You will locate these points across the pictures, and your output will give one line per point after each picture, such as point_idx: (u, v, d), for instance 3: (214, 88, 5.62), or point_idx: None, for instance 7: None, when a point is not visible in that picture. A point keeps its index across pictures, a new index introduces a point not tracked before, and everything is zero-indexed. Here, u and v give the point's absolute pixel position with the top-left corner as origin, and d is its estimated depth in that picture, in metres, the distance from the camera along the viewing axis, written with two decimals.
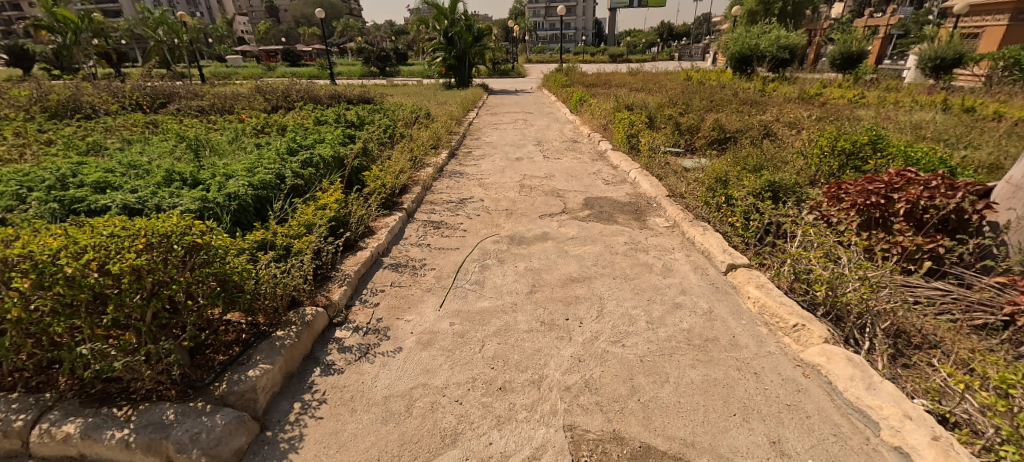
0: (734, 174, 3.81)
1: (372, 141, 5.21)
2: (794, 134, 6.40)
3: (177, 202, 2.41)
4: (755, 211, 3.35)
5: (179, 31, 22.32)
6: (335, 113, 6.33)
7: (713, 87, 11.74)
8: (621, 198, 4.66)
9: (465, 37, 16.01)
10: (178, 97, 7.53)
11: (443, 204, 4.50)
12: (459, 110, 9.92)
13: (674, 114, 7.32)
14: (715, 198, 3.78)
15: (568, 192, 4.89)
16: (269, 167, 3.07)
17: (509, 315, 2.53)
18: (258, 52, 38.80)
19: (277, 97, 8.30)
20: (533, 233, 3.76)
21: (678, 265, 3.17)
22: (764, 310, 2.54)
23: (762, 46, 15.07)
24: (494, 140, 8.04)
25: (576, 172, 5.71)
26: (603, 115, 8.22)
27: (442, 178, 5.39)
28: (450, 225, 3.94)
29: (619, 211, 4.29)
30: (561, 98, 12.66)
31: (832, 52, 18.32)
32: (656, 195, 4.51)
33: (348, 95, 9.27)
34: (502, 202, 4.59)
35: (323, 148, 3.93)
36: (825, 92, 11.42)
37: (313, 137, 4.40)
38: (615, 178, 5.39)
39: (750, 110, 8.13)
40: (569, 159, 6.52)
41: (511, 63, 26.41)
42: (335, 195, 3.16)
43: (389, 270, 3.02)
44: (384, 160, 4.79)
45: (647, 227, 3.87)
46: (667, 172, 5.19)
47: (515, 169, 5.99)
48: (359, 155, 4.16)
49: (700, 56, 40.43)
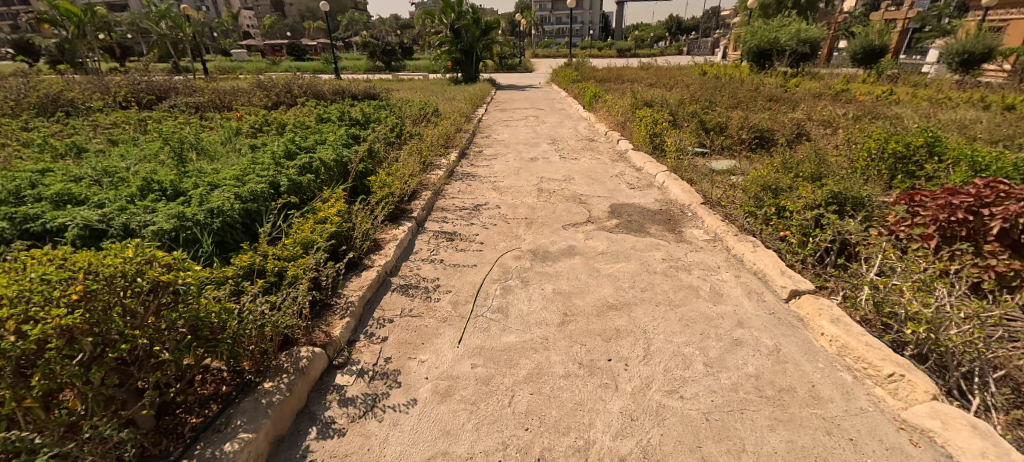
0: (783, 182, 3.39)
1: (378, 140, 4.82)
2: (830, 134, 5.96)
3: (148, 219, 2.05)
4: (814, 226, 2.93)
5: (183, 25, 21.97)
6: (339, 110, 5.94)
7: (732, 83, 11.24)
8: (650, 205, 4.24)
9: (473, 31, 15.55)
10: (173, 93, 7.15)
11: (456, 211, 4.12)
12: (468, 106, 9.51)
13: (699, 112, 6.87)
14: (762, 209, 3.36)
15: (591, 198, 4.48)
16: (262, 175, 2.69)
17: (541, 354, 2.15)
18: (263, 47, 38.46)
19: (277, 93, 7.91)
20: (556, 247, 3.37)
21: (728, 288, 2.76)
22: (844, 351, 2.13)
23: (781, 39, 14.50)
24: (505, 139, 7.61)
25: (597, 175, 5.30)
26: (621, 111, 7.78)
27: (453, 181, 4.99)
28: (464, 237, 3.55)
29: (650, 221, 3.87)
30: (573, 93, 12.20)
31: (853, 46, 17.69)
32: (690, 202, 4.09)
33: (352, 90, 8.86)
34: (520, 209, 4.19)
35: (325, 150, 3.55)
36: (850, 88, 10.89)
37: (314, 137, 4.02)
38: (641, 181, 4.97)
39: (778, 107, 7.67)
40: (587, 160, 6.10)
41: (519, 57, 25.91)
42: (337, 207, 2.78)
43: (397, 293, 2.64)
44: (391, 163, 4.40)
45: (684, 241, 3.45)
46: (698, 176, 4.77)
47: (530, 171, 5.59)
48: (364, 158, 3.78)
49: (710, 50, 39.76)
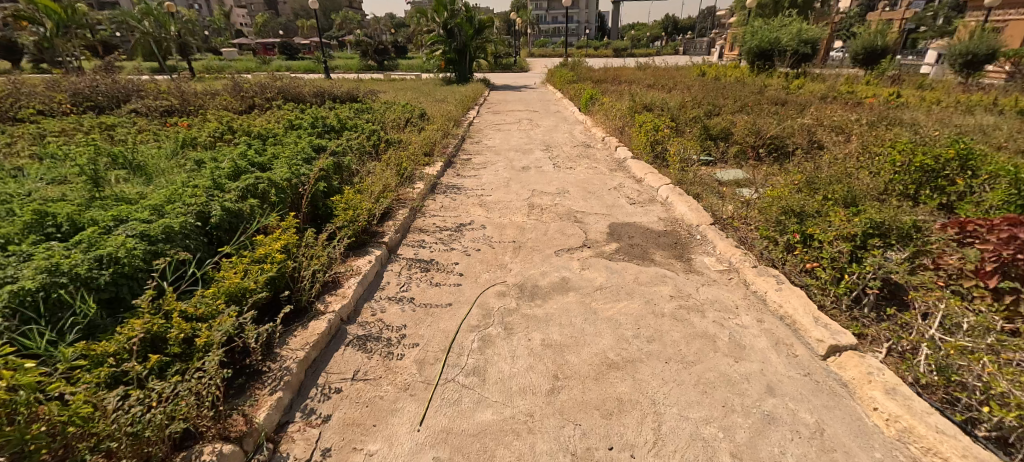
0: (808, 204, 2.94)
1: (351, 150, 4.35)
2: (843, 142, 5.55)
3: (11, 273, 1.57)
4: (851, 262, 2.49)
5: (168, 23, 21.37)
6: (313, 115, 5.46)
7: (734, 84, 10.81)
8: (654, 225, 3.79)
9: (466, 30, 15.07)
10: (137, 95, 6.62)
11: (435, 232, 3.65)
12: (457, 109, 9.04)
13: (702, 117, 6.43)
14: (785, 236, 2.92)
15: (587, 216, 4.02)
16: (188, 204, 2.22)
17: (525, 440, 1.71)
18: (254, 46, 37.78)
19: (252, 95, 7.39)
20: (547, 280, 2.91)
21: (751, 339, 2.31)
22: (908, 437, 1.71)
23: (783, 39, 14.10)
24: (496, 145, 7.14)
25: (594, 188, 4.85)
26: (619, 115, 7.31)
27: (434, 195, 4.52)
28: (442, 266, 3.08)
29: (654, 245, 3.42)
30: (568, 95, 11.76)
31: (854, 46, 17.32)
32: (698, 222, 3.64)
33: (335, 92, 8.36)
34: (508, 230, 3.72)
35: (280, 167, 3.06)
36: (856, 91, 10.49)
37: (272, 149, 3.54)
38: (641, 195, 4.53)
39: (784, 111, 7.26)
40: (583, 169, 5.64)
41: (515, 56, 25.44)
42: (282, 243, 2.31)
43: (353, 347, 2.17)
44: (363, 177, 3.92)
45: (695, 271, 3.00)
46: (704, 191, 4.33)
47: (521, 182, 5.13)
48: (327, 174, 3.29)
49: (706, 51, 39.54)
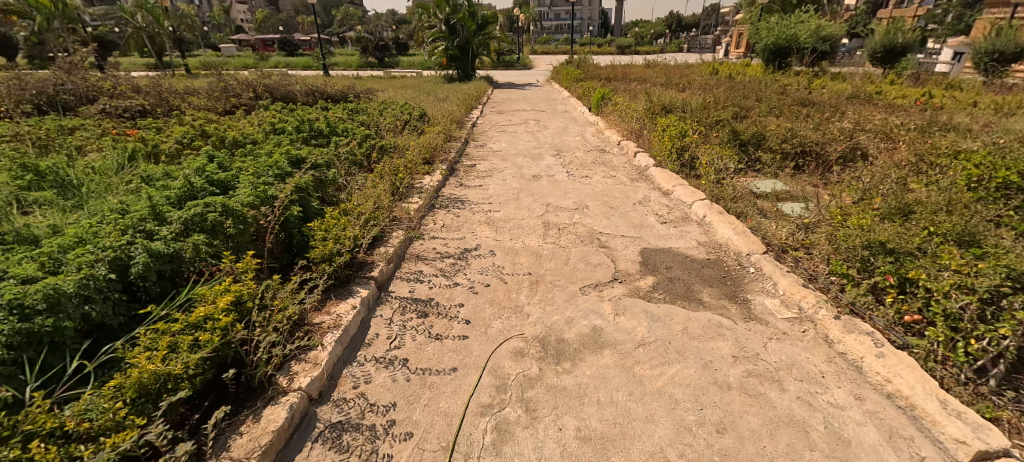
0: (904, 236, 2.35)
1: (338, 160, 3.78)
2: (891, 150, 4.95)
3: None
4: (977, 322, 1.92)
5: (161, 17, 20.73)
6: (299, 118, 4.90)
7: (754, 83, 10.18)
8: (693, 252, 3.20)
9: (469, 25, 14.45)
10: (109, 93, 6.04)
11: (436, 260, 3.08)
12: (460, 109, 8.46)
13: (731, 120, 5.84)
14: (873, 278, 2.34)
15: (613, 239, 3.43)
16: (100, 250, 1.67)
17: None
18: (253, 41, 37.15)
19: (237, 96, 6.82)
20: (574, 331, 2.32)
21: (855, 429, 1.73)
22: None
23: (800, 36, 13.41)
24: (502, 149, 6.55)
25: (616, 202, 4.27)
26: (635, 118, 6.72)
27: (435, 211, 3.95)
28: (443, 309, 2.51)
29: (699, 281, 2.84)
30: (577, 94, 11.15)
31: (871, 44, 16.62)
32: (749, 251, 3.05)
33: (328, 91, 7.79)
34: (521, 258, 3.14)
35: (244, 187, 2.47)
36: (883, 91, 9.82)
37: (240, 161, 2.97)
38: (672, 212, 3.95)
39: (817, 113, 6.65)
40: (601, 178, 5.05)
41: (518, 54, 24.85)
42: (230, 298, 1.74)
43: (324, 446, 1.60)
44: (351, 194, 3.33)
45: (757, 320, 2.42)
46: (746, 209, 3.74)
47: (532, 194, 4.55)
48: (303, 193, 2.71)
49: (711, 48, 38.86)
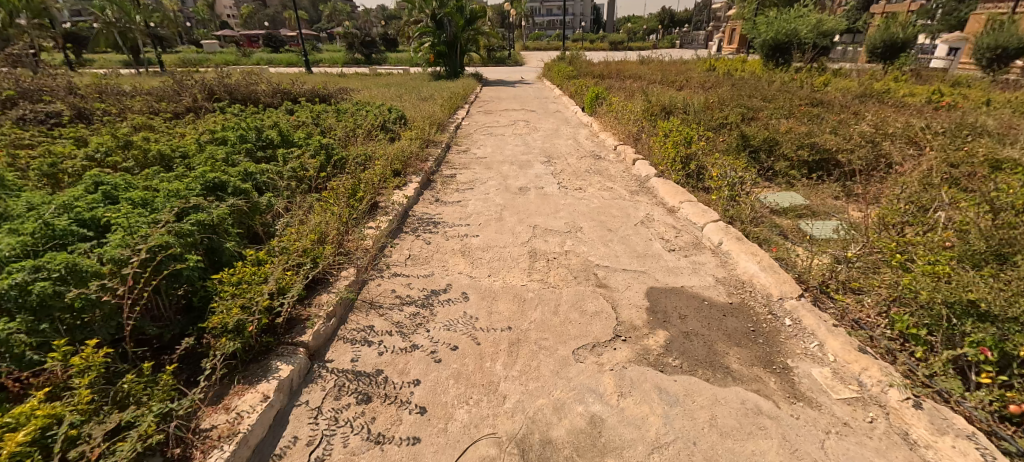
0: (999, 293, 1.80)
1: (279, 180, 3.14)
2: (920, 160, 4.40)
3: None
4: None
5: (131, 11, 19.59)
6: (249, 125, 4.26)
7: (756, 80, 9.60)
8: (711, 292, 2.61)
9: (456, 20, 13.76)
10: (40, 95, 5.35)
11: (394, 310, 2.47)
12: (443, 109, 7.84)
13: (739, 124, 5.26)
14: (959, 349, 1.78)
15: (613, 274, 2.83)
16: None
17: None
18: (237, 37, 35.91)
19: (191, 98, 6.12)
20: (565, 425, 1.73)
21: None
22: None
23: (801, 31, 12.78)
24: (486, 155, 5.92)
25: (614, 222, 3.67)
26: (632, 120, 6.13)
27: (400, 238, 3.33)
28: (394, 390, 1.90)
29: (722, 337, 2.25)
30: (569, 92, 10.51)
31: (870, 39, 16.03)
32: (780, 294, 2.47)
33: (297, 91, 7.12)
34: (500, 304, 2.52)
35: (118, 232, 1.85)
36: (892, 88, 9.25)
37: (139, 188, 2.35)
38: (681, 235, 3.37)
39: (830, 112, 6.08)
40: (596, 191, 4.45)
41: (509, 50, 24.18)
42: (27, 434, 1.13)
43: None
44: (291, 224, 2.70)
45: (806, 401, 1.84)
46: (769, 234, 3.16)
47: (517, 211, 3.95)
48: (209, 233, 2.09)
49: (702, 44, 38.43)
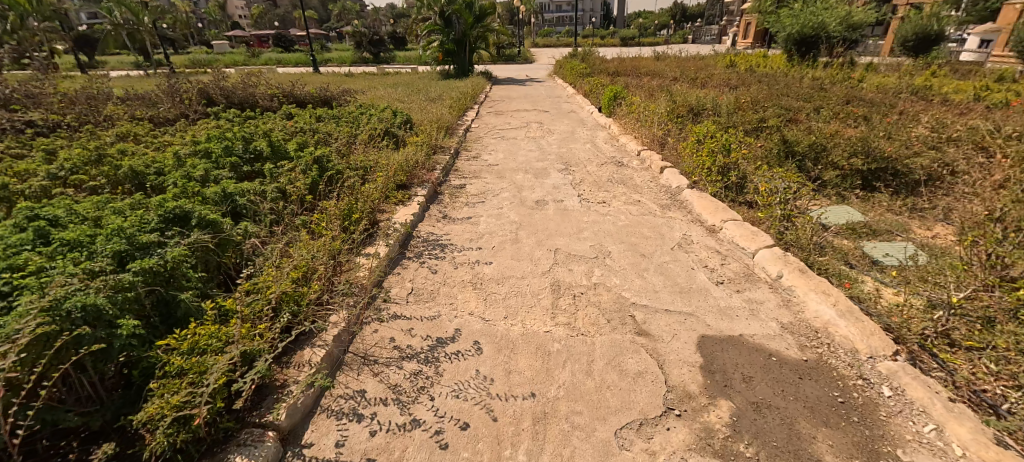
0: None
1: (261, 203, 2.74)
2: (993, 169, 3.85)
3: None
4: None
5: (141, 13, 19.51)
6: (237, 133, 3.88)
7: (785, 77, 8.99)
8: (778, 344, 2.13)
9: (465, 18, 13.32)
10: (24, 103, 5.02)
11: (391, 368, 2.04)
12: (451, 111, 7.41)
13: (779, 126, 4.74)
14: None
15: (654, 317, 2.36)
16: None
17: None
18: (247, 37, 35.82)
19: (186, 104, 5.77)
20: None
21: None
22: None
23: (829, 24, 12.06)
24: (499, 162, 5.46)
25: (646, 243, 3.20)
26: (656, 123, 5.64)
27: (401, 267, 2.90)
28: None
29: (803, 411, 1.76)
30: (583, 91, 10.00)
31: (900, 32, 15.21)
32: (869, 350, 1.99)
33: (298, 94, 6.74)
34: (519, 359, 2.08)
35: (29, 292, 1.49)
36: (933, 82, 8.56)
37: (84, 224, 1.99)
38: (728, 261, 2.89)
39: (876, 112, 5.51)
40: (622, 205, 3.98)
41: (518, 47, 23.68)
42: None
43: None
44: (271, 260, 2.29)
45: None
46: (836, 264, 2.67)
47: (534, 230, 3.50)
48: (152, 284, 1.72)
49: (716, 39, 37.52)
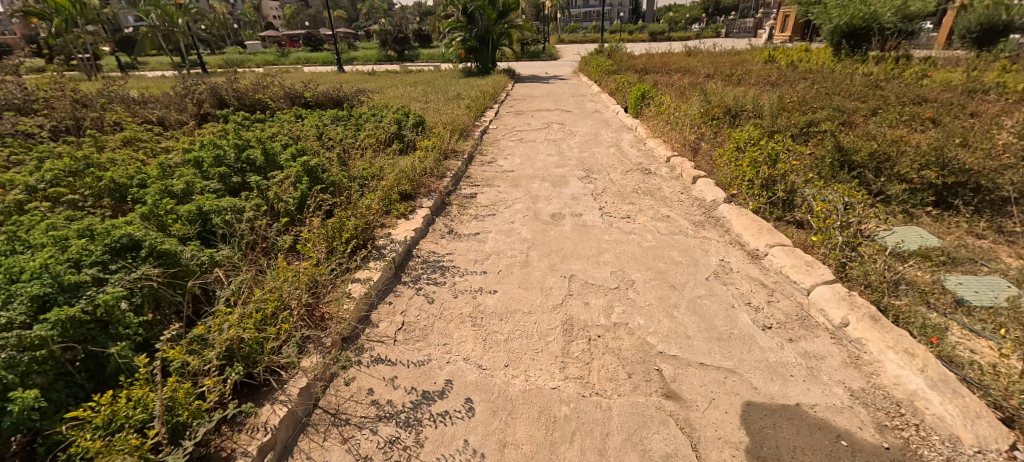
0: None
1: (240, 221, 2.44)
2: None
3: None
4: None
5: (175, 14, 19.95)
6: (232, 138, 3.63)
7: (833, 73, 8.23)
8: (846, 421, 1.69)
9: (489, 14, 12.95)
10: (34, 106, 4.96)
11: (364, 431, 1.70)
12: (468, 111, 7.07)
13: (833, 131, 4.16)
14: None
15: (686, 372, 1.94)
16: None
17: None
18: (278, 37, 36.56)
19: (197, 106, 5.64)
20: None
21: None
22: None
23: (881, 15, 11.07)
24: (514, 168, 5.08)
25: (677, 271, 2.76)
26: (688, 125, 5.14)
27: (394, 294, 2.57)
28: None
29: None
30: (609, 89, 9.48)
31: (961, 23, 13.92)
32: (977, 441, 1.54)
33: (311, 94, 6.55)
34: (520, 428, 1.72)
35: None
36: (1006, 77, 7.62)
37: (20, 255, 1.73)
38: (777, 298, 2.42)
39: (945, 114, 4.84)
40: (648, 221, 3.54)
41: (543, 44, 23.13)
42: None
43: None
44: (236, 292, 1.98)
45: None
46: (915, 309, 2.18)
47: (548, 251, 3.11)
48: (70, 339, 1.42)
49: (751, 32, 35.88)
